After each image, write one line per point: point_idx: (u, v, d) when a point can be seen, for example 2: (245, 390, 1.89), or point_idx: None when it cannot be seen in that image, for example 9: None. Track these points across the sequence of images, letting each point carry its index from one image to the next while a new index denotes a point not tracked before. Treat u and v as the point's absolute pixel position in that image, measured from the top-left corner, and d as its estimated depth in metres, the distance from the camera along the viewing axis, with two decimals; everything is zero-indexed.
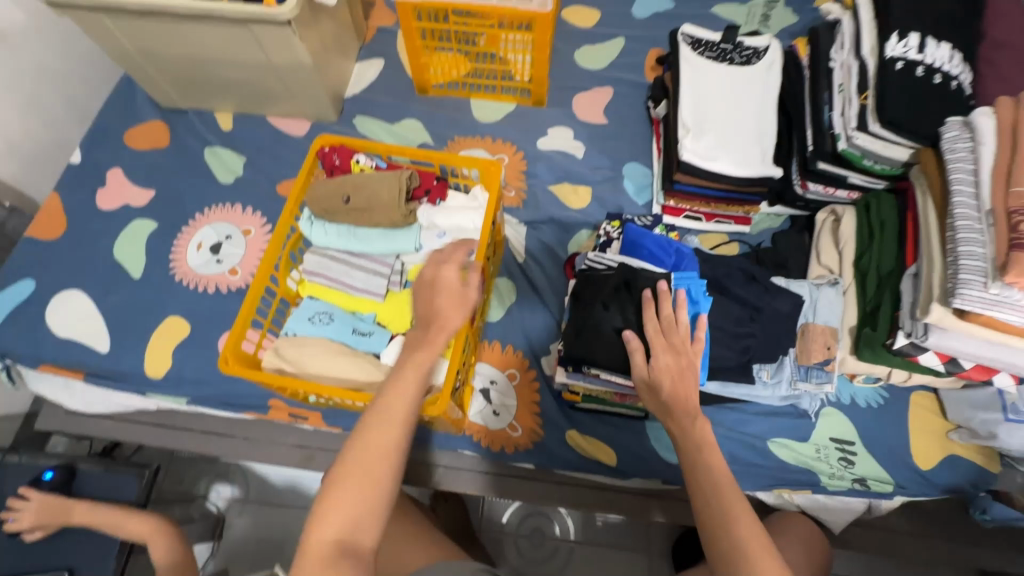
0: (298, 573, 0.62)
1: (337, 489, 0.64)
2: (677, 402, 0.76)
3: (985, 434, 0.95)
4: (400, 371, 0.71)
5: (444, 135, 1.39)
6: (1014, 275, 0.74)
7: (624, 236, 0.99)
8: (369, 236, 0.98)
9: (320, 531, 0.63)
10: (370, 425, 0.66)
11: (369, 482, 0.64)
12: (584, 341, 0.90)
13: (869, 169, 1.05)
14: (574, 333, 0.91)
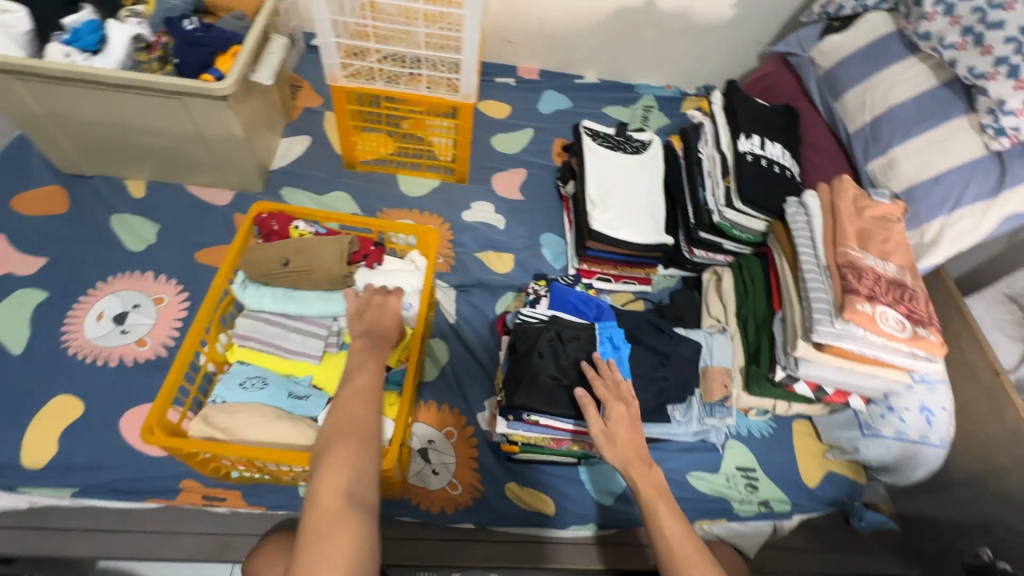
0: (314, 529, 0.64)
1: (332, 450, 0.70)
2: (631, 458, 0.84)
3: (851, 449, 1.15)
4: (363, 361, 0.83)
5: (373, 206, 1.46)
6: (850, 312, 0.95)
7: (551, 293, 1.11)
8: (308, 299, 0.99)
9: (323, 494, 0.66)
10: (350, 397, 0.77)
11: (357, 432, 0.73)
12: (523, 389, 0.96)
13: (739, 238, 1.29)
14: (513, 382, 0.97)
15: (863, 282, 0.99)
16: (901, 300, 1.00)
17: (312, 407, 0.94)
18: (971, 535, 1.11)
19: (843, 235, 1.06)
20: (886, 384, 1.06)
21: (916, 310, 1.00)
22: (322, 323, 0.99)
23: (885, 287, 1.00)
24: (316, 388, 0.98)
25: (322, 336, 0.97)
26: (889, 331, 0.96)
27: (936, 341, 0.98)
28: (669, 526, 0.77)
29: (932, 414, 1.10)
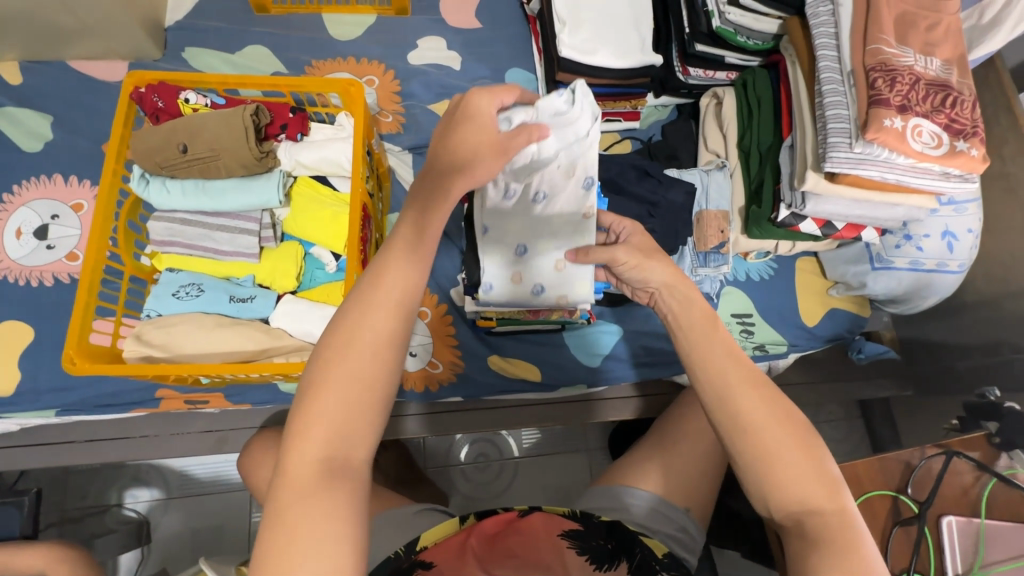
0: (271, 505, 0.44)
1: (332, 379, 0.46)
2: (691, 305, 0.60)
3: (857, 285, 1.05)
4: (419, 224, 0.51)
5: (299, 60, 1.19)
6: (874, 130, 0.76)
7: None
8: (221, 190, 0.84)
9: (298, 450, 0.45)
10: (381, 292, 0.48)
11: (381, 360, 0.47)
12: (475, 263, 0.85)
13: (744, 46, 1.04)
14: (475, 262, 0.85)
15: (895, 89, 0.79)
16: (941, 107, 0.80)
17: (260, 308, 0.86)
18: (973, 356, 1.07)
19: (878, 27, 0.83)
20: (907, 212, 0.92)
21: (959, 118, 0.80)
22: (249, 217, 0.86)
23: (923, 92, 0.80)
24: (262, 287, 0.88)
25: (254, 231, 0.85)
26: (920, 149, 0.78)
27: (978, 155, 0.79)
28: (737, 375, 0.55)
29: (954, 239, 0.98)
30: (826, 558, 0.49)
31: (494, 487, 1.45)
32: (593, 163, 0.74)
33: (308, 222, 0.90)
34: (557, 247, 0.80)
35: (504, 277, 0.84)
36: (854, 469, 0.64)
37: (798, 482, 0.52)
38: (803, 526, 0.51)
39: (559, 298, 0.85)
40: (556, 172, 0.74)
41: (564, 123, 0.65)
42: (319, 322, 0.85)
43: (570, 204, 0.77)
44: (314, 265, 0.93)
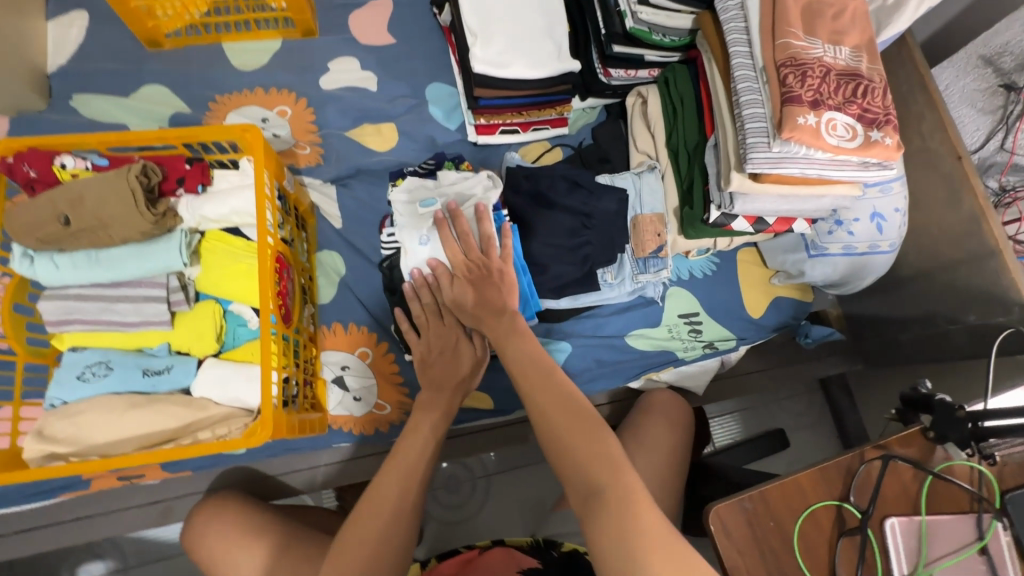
0: None
1: (352, 535, 0.67)
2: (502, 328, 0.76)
3: (797, 273, 1.06)
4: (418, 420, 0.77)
5: (202, 96, 1.12)
6: (789, 129, 0.75)
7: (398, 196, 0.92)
8: (115, 259, 0.77)
9: None
10: (389, 468, 0.72)
11: (391, 517, 0.69)
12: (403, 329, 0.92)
13: (660, 44, 1.01)
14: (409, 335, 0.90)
15: (807, 83, 0.78)
16: (854, 98, 0.79)
17: (177, 378, 0.80)
18: (914, 329, 1.10)
19: (785, 20, 0.81)
20: (833, 201, 0.91)
21: (871, 108, 0.80)
22: (152, 283, 0.79)
23: (835, 84, 0.79)
24: (179, 354, 0.83)
25: (159, 298, 0.79)
26: (836, 144, 0.77)
27: (892, 144, 0.79)
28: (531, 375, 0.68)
29: (883, 220, 0.98)
30: (601, 520, 0.55)
31: (468, 507, 1.42)
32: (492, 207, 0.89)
33: (219, 278, 0.84)
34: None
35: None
36: (797, 483, 0.63)
37: (577, 457, 0.60)
38: (587, 500, 0.57)
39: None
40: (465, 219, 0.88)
41: (460, 190, 0.91)
42: (245, 385, 0.80)
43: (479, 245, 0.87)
44: (235, 322, 0.87)
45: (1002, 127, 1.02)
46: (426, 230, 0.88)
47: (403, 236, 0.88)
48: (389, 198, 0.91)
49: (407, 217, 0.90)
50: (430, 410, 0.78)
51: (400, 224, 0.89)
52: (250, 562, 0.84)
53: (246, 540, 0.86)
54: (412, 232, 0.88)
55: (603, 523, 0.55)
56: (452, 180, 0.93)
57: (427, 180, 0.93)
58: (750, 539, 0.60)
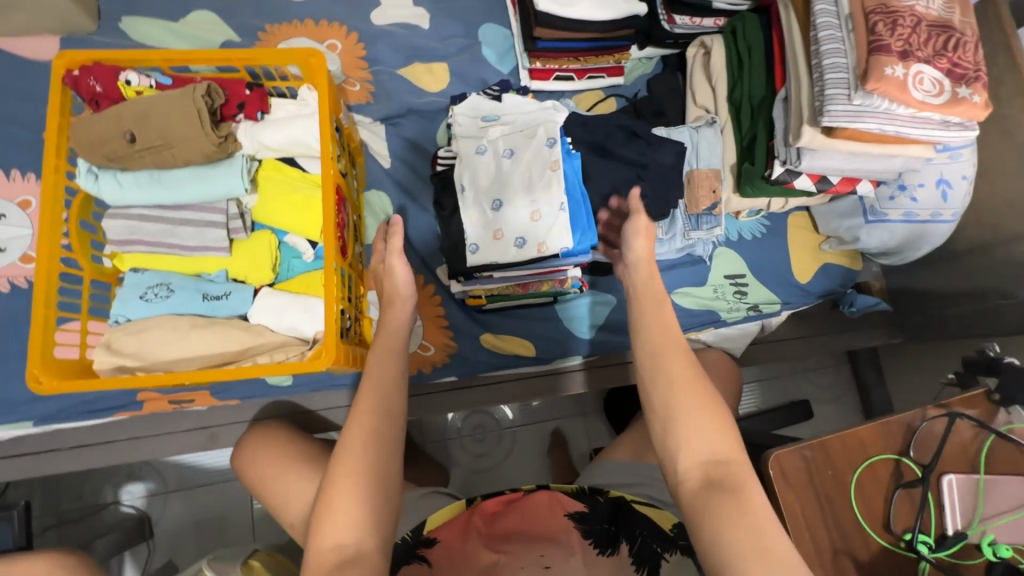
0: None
1: (338, 474, 0.60)
2: (647, 287, 0.71)
3: (850, 238, 1.03)
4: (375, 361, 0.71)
5: (252, 26, 1.09)
6: (875, 80, 0.72)
7: (459, 111, 0.94)
8: (179, 181, 0.77)
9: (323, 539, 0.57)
10: (358, 410, 0.65)
11: (373, 456, 0.62)
12: (456, 247, 0.90)
13: None
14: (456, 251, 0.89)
15: (896, 32, 0.74)
16: (944, 51, 0.76)
17: (237, 304, 0.81)
18: (964, 303, 1.08)
19: None
20: (903, 163, 0.88)
21: (961, 62, 0.76)
22: (214, 208, 0.79)
23: (925, 35, 0.75)
24: (236, 282, 0.83)
25: (221, 224, 0.79)
26: (921, 98, 0.74)
27: (980, 102, 0.75)
28: (667, 348, 0.63)
29: (949, 187, 0.95)
30: (727, 498, 0.54)
31: (494, 456, 1.46)
32: (554, 126, 0.88)
33: (278, 208, 0.84)
34: (531, 195, 0.86)
35: (485, 235, 0.87)
36: (858, 436, 0.63)
37: (702, 433, 0.57)
38: (712, 476, 0.56)
39: (539, 246, 0.85)
40: (526, 134, 0.89)
41: (524, 111, 0.93)
42: (301, 315, 0.81)
43: (537, 159, 0.87)
44: (289, 254, 0.87)
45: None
46: (485, 140, 0.90)
47: (461, 145, 0.91)
48: (452, 112, 0.94)
49: (468, 128, 0.92)
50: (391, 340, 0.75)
51: (460, 134, 0.91)
52: (294, 491, 0.84)
53: (292, 470, 0.86)
54: (471, 141, 0.91)
55: (731, 512, 0.53)
56: (518, 104, 0.95)
57: (494, 102, 0.95)
58: (809, 487, 0.61)
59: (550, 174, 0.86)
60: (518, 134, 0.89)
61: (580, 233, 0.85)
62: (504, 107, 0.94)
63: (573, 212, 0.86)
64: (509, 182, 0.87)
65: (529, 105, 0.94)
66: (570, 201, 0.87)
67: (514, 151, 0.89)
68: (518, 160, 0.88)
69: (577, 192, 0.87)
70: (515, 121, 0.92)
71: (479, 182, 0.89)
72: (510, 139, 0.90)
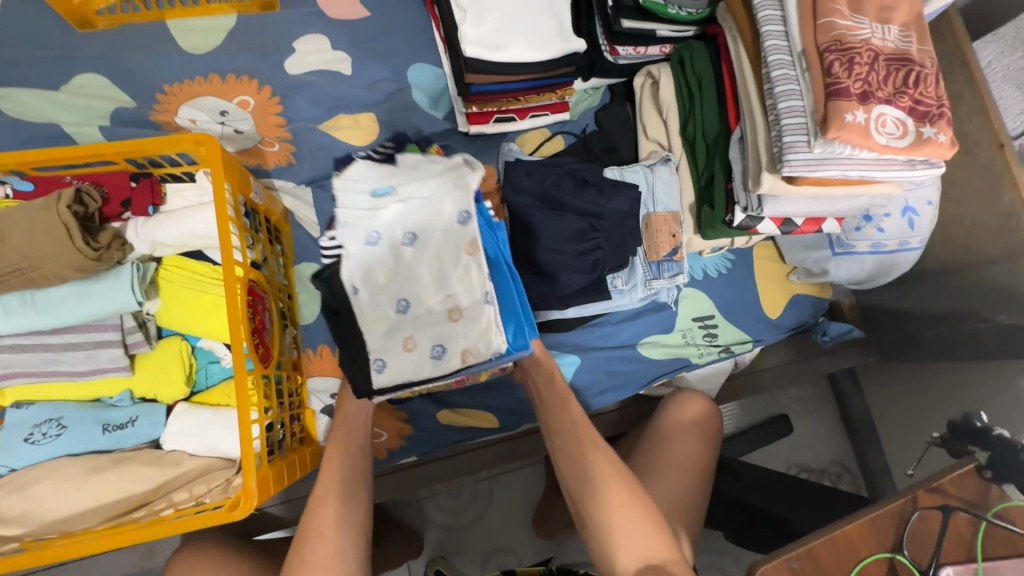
0: None
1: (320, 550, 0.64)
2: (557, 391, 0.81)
3: (819, 271, 0.99)
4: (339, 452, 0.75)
5: (149, 86, 0.97)
6: (835, 129, 0.66)
7: (341, 183, 0.73)
8: (58, 301, 0.66)
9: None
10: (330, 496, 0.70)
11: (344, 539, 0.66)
12: (355, 364, 0.74)
13: (676, 17, 0.89)
14: (356, 371, 0.74)
15: (854, 72, 0.68)
16: (905, 87, 0.70)
17: (145, 429, 0.71)
18: (938, 324, 1.04)
19: None
20: (868, 201, 0.83)
21: (923, 99, 0.70)
22: (105, 325, 0.68)
23: (884, 72, 0.69)
24: (144, 400, 0.73)
25: (115, 342, 0.69)
26: (885, 142, 0.68)
27: (946, 141, 0.69)
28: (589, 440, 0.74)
29: (916, 214, 0.91)
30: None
31: (473, 511, 1.37)
32: (466, 196, 0.75)
33: (184, 310, 0.73)
34: (445, 288, 0.75)
35: (392, 347, 0.74)
36: (848, 535, 0.57)
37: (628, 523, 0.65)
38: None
39: (463, 355, 0.73)
40: (430, 212, 0.76)
41: (423, 174, 0.76)
42: (224, 434, 0.71)
43: (446, 244, 0.75)
44: (206, 359, 0.77)
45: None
46: (377, 228, 0.74)
47: (345, 237, 0.73)
48: (333, 185, 0.73)
49: (352, 210, 0.73)
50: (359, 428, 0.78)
51: (343, 219, 0.73)
52: None
53: None
54: (358, 231, 0.74)
55: None
56: (416, 163, 0.77)
57: (385, 167, 0.75)
58: None
59: (467, 258, 0.74)
60: (418, 217, 0.75)
61: (514, 325, 0.76)
62: (398, 173, 0.75)
63: (504, 304, 0.76)
64: (416, 280, 0.75)
65: (429, 167, 0.77)
66: (500, 288, 0.77)
67: (416, 240, 0.75)
68: (422, 254, 0.76)
69: (505, 270, 0.77)
70: (413, 193, 0.75)
71: (378, 279, 0.75)
72: (410, 222, 0.75)
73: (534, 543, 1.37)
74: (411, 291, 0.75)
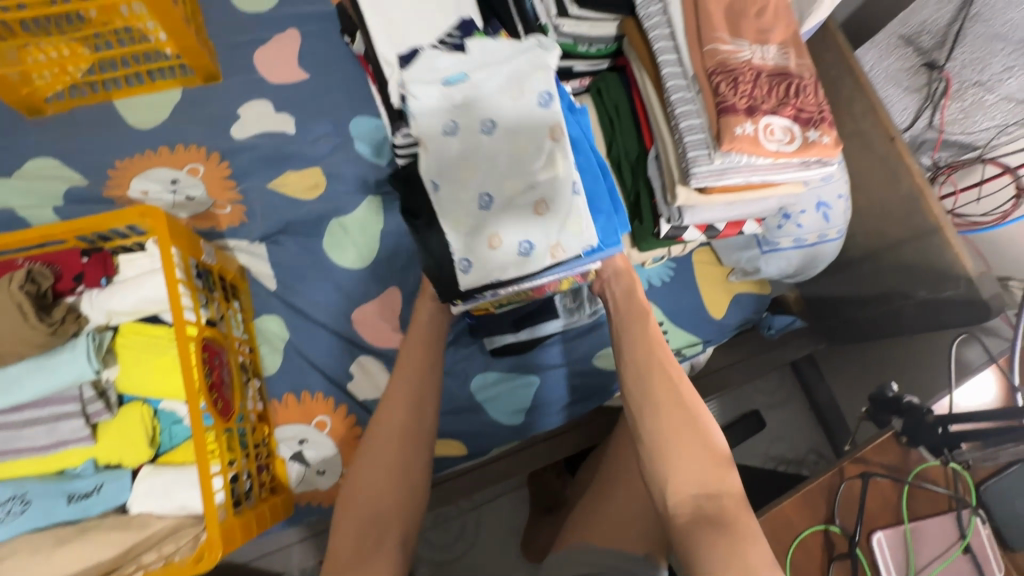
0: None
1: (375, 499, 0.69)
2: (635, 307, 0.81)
3: (753, 269, 1.06)
4: (393, 407, 0.75)
5: (100, 164, 1.01)
6: (728, 142, 0.73)
7: (415, 66, 0.77)
8: (18, 379, 0.69)
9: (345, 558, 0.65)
10: (391, 448, 0.72)
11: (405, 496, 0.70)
12: (442, 264, 0.76)
13: (588, 54, 0.98)
14: (441, 270, 0.76)
15: (739, 90, 0.76)
16: (787, 98, 0.78)
17: (112, 495, 0.72)
18: (869, 307, 1.11)
19: (709, 26, 0.80)
20: (779, 201, 0.90)
21: (805, 107, 0.78)
22: (65, 397, 0.70)
23: (767, 86, 0.77)
24: (109, 468, 0.74)
25: (75, 413, 0.71)
26: (776, 149, 0.75)
27: (830, 142, 0.77)
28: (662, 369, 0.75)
29: (828, 208, 0.98)
30: (712, 532, 0.63)
31: (460, 544, 1.37)
32: (546, 76, 0.76)
33: (144, 374, 0.75)
34: (533, 181, 0.74)
35: (478, 246, 0.74)
36: (785, 515, 0.67)
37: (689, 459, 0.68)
38: (702, 505, 0.66)
39: (554, 250, 0.73)
40: (505, 97, 0.75)
41: (496, 60, 0.78)
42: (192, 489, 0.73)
43: (529, 126, 0.75)
44: (169, 420, 0.79)
45: (977, 92, 0.89)
46: (456, 116, 0.75)
47: (423, 126, 0.75)
48: (403, 80, 0.76)
49: (426, 99, 0.75)
50: (422, 372, 0.79)
51: (418, 110, 0.75)
52: None
53: None
54: (434, 118, 0.75)
55: (719, 542, 0.62)
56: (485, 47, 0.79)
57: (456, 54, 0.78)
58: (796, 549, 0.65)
59: (551, 143, 0.74)
60: (494, 102, 0.75)
61: (604, 217, 0.77)
62: (486, 55, 0.78)
63: (592, 189, 0.77)
64: (501, 172, 0.74)
65: (515, 50, 0.79)
66: (586, 176, 0.78)
67: (492, 125, 0.75)
68: (501, 144, 0.75)
69: (590, 156, 0.79)
70: (487, 76, 0.76)
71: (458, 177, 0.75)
72: (487, 106, 0.75)
73: (524, 569, 1.37)
74: (497, 184, 0.74)
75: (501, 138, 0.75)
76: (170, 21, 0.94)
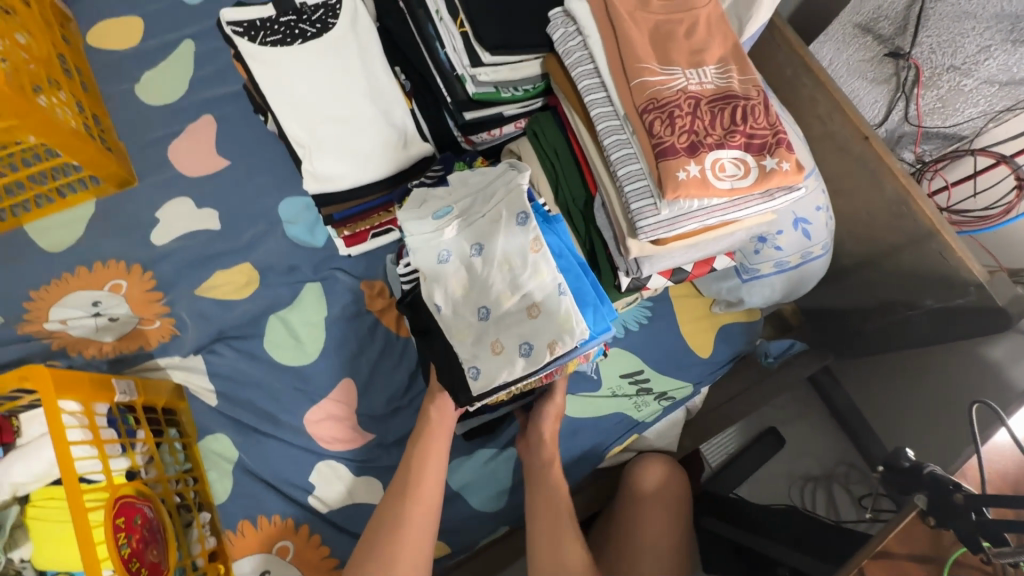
0: None
1: None
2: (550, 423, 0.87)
3: (736, 299, 0.97)
4: (407, 525, 0.76)
5: (16, 297, 0.94)
6: (672, 190, 0.63)
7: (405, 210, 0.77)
8: None
9: None
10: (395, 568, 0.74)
11: None
12: (454, 372, 0.74)
13: (515, 97, 0.85)
14: (455, 381, 0.73)
15: (677, 127, 0.66)
16: (733, 125, 0.68)
17: None
18: (874, 317, 1.00)
19: (633, 56, 0.70)
20: (748, 232, 0.80)
21: (756, 131, 0.68)
22: None
23: (708, 116, 0.68)
24: None
25: None
26: (730, 186, 0.65)
27: (791, 168, 0.66)
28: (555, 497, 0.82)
29: (808, 224, 0.87)
30: None
31: None
32: (517, 196, 0.68)
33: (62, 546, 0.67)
34: (519, 287, 0.66)
35: (482, 353, 0.69)
36: None
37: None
38: None
39: (551, 348, 0.63)
40: (487, 218, 0.70)
41: (478, 186, 0.74)
42: None
43: (509, 244, 0.67)
44: None
45: (953, 77, 0.84)
46: (445, 244, 0.72)
47: (419, 259, 0.74)
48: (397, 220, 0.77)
49: (419, 233, 0.74)
50: (429, 482, 0.79)
51: (413, 245, 0.74)
52: None
53: None
54: (427, 252, 0.73)
55: None
56: (468, 179, 0.77)
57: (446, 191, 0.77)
58: None
59: (533, 254, 0.65)
60: (476, 229, 0.70)
61: (592, 310, 0.67)
62: (469, 183, 0.76)
63: (575, 288, 0.67)
64: (490, 287, 0.68)
65: (494, 174, 0.74)
66: (568, 274, 0.67)
67: (477, 247, 0.70)
68: (491, 268, 0.68)
69: (572, 257, 0.69)
70: (471, 205, 0.73)
71: (455, 293, 0.72)
72: (470, 234, 0.71)
73: None
74: (489, 295, 0.68)
75: (488, 258, 0.68)
76: (55, 137, 0.86)
